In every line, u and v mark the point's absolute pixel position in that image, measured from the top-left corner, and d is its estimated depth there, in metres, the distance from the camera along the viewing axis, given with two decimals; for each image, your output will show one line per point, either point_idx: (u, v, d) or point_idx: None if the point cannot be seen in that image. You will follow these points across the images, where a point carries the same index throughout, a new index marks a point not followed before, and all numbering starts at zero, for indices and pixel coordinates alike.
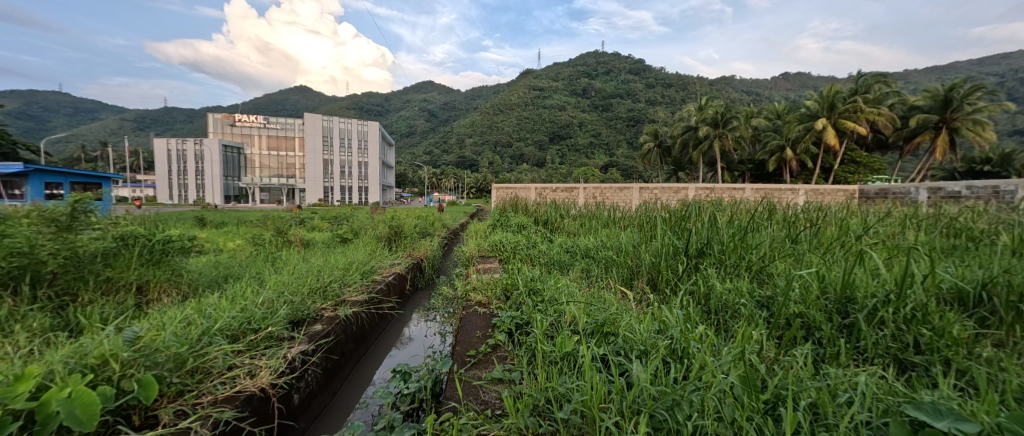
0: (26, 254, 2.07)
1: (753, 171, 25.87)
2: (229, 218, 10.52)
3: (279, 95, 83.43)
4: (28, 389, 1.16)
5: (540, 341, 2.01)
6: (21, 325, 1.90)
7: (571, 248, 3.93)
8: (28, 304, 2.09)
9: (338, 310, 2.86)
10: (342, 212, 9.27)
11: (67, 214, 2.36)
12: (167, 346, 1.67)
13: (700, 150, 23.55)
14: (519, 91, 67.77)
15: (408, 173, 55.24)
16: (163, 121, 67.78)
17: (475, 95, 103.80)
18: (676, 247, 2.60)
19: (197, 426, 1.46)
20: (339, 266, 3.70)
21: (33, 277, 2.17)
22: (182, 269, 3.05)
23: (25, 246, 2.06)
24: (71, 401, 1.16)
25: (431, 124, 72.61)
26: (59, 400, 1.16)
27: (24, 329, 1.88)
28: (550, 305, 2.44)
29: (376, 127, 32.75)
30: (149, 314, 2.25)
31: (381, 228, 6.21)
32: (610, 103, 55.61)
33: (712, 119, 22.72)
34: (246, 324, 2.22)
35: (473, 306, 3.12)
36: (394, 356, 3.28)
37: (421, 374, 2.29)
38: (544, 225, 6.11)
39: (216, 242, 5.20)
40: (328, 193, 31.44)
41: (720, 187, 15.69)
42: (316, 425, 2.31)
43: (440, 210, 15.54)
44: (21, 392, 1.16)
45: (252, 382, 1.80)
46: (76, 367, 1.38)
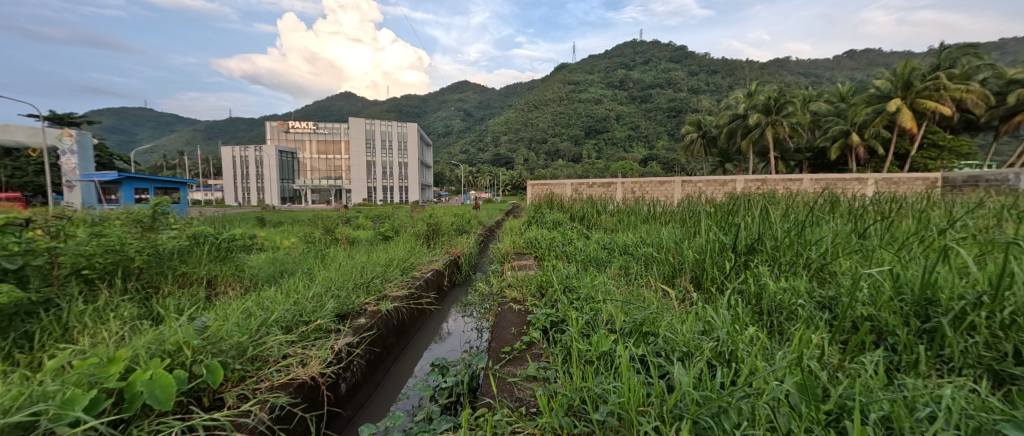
0: (118, 251, 2.36)
1: (811, 161, 23.99)
2: (282, 218, 11.17)
3: (326, 101, 88.53)
4: (117, 370, 1.27)
5: (577, 340, 1.94)
6: (118, 312, 2.12)
7: (608, 244, 3.85)
8: (119, 295, 2.32)
9: (380, 305, 2.96)
10: (384, 211, 9.66)
11: (150, 216, 2.87)
12: (230, 334, 1.82)
13: (750, 139, 22.09)
14: (553, 87, 67.26)
15: (445, 172, 56.13)
16: (224, 130, 73.73)
17: (509, 93, 104.46)
18: (722, 243, 2.44)
19: (255, 409, 1.56)
20: (380, 263, 3.82)
21: (124, 271, 2.42)
22: (242, 264, 3.27)
23: (117, 245, 2.35)
24: (151, 382, 1.27)
25: (466, 123, 73.63)
26: (143, 380, 1.27)
27: (117, 317, 2.09)
28: (586, 303, 2.38)
29: (415, 128, 33.78)
30: (216, 305, 2.44)
31: (419, 226, 6.39)
32: (651, 93, 53.39)
33: (763, 106, 21.31)
34: (298, 316, 2.35)
35: (508, 303, 3.13)
36: (433, 349, 3.34)
37: (459, 368, 2.33)
38: (580, 222, 5.99)
39: (274, 240, 5.62)
40: (371, 193, 32.83)
41: (773, 179, 14.69)
42: (359, 414, 2.38)
43: (475, 207, 15.92)
44: (112, 372, 1.29)
45: (303, 371, 1.89)
46: (155, 352, 1.53)
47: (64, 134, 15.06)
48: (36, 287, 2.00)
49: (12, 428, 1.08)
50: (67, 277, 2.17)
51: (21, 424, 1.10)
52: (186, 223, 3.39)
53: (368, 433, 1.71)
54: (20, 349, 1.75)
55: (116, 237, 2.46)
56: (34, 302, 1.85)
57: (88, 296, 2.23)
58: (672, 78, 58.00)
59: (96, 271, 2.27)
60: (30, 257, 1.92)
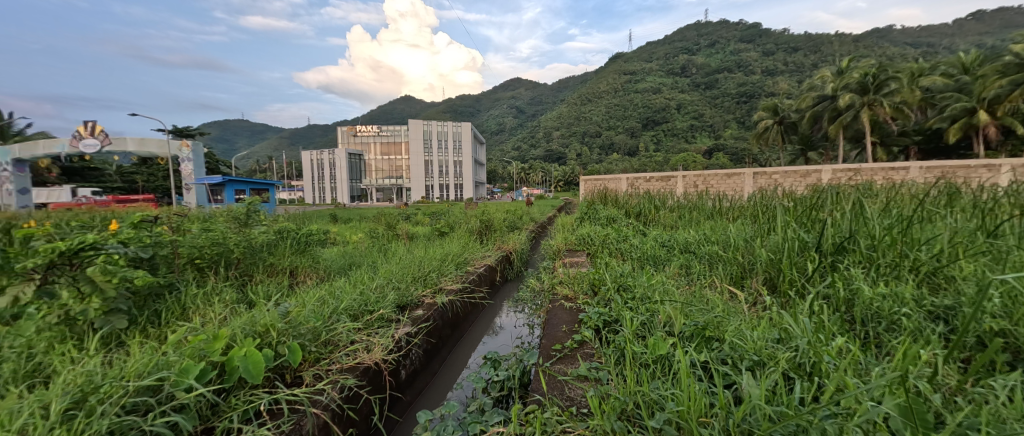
0: (220, 244, 2.71)
1: (921, 145, 20.65)
2: (352, 215, 11.96)
3: (388, 105, 93.95)
4: (220, 345, 1.45)
5: (633, 341, 1.85)
6: (220, 294, 2.43)
7: (667, 242, 3.63)
8: (221, 281, 2.64)
9: (437, 298, 3.06)
10: (441, 208, 10.05)
11: (244, 212, 3.63)
12: (307, 321, 1.99)
13: (839, 124, 19.63)
14: (609, 78, 65.19)
15: (498, 169, 56.82)
16: (301, 136, 81.28)
17: (562, 88, 103.34)
18: (804, 242, 2.17)
19: (326, 389, 1.67)
20: (436, 257, 3.96)
21: (225, 260, 2.77)
22: (316, 257, 3.58)
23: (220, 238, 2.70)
24: (245, 359, 1.44)
25: (519, 120, 74.01)
26: (239, 356, 1.45)
27: (217, 299, 2.37)
28: (642, 303, 2.26)
29: (469, 127, 34.64)
30: (296, 293, 2.68)
31: (473, 222, 6.54)
32: (717, 79, 49.48)
33: (857, 84, 18.78)
34: (363, 306, 2.49)
35: (559, 300, 3.08)
36: (486, 343, 3.38)
37: (511, 363, 2.33)
38: (637, 218, 5.71)
39: (343, 235, 6.09)
40: (429, 191, 34.31)
41: (870, 168, 12.88)
42: (417, 401, 2.48)
43: (530, 204, 15.96)
44: (216, 346, 1.47)
45: (368, 356, 2.00)
46: (248, 331, 1.72)
47: (184, 145, 16.05)
48: (162, 273, 2.36)
49: (144, 389, 1.29)
50: (183, 265, 2.53)
51: (150, 385, 1.30)
52: (272, 220, 3.96)
53: (424, 418, 1.76)
54: (151, 323, 2.06)
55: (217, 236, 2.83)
56: (161, 284, 2.19)
57: (199, 282, 2.59)
58: (743, 60, 53.36)
59: (205, 259, 2.63)
60: (156, 248, 2.28)
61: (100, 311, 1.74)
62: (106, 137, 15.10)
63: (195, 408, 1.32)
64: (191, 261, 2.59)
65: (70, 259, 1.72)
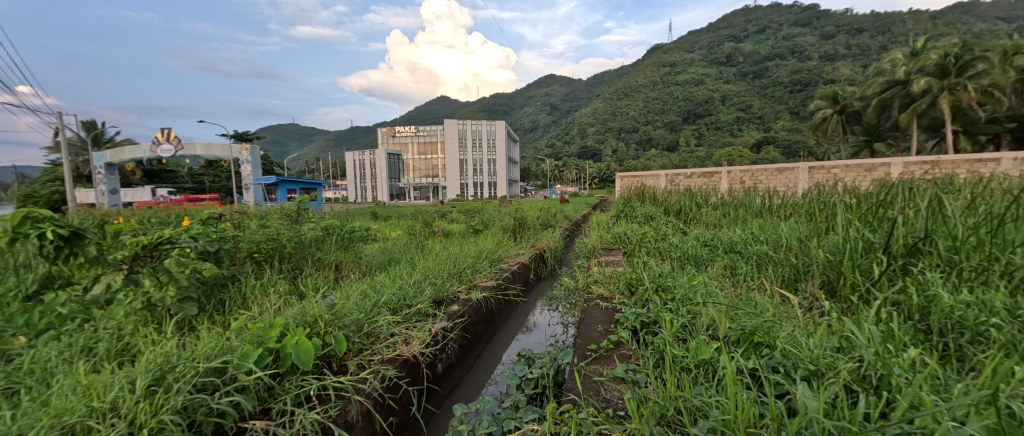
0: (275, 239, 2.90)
1: (1013, 133, 18.23)
2: (392, 213, 12.33)
3: (425, 106, 96.40)
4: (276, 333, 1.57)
5: (673, 345, 1.77)
6: (272, 287, 2.59)
7: (710, 241, 3.45)
8: (274, 274, 2.83)
9: (471, 294, 3.09)
10: (476, 206, 10.17)
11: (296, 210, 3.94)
12: (351, 314, 2.08)
13: (912, 111, 17.74)
14: (648, 71, 63.02)
15: (532, 166, 56.75)
16: (345, 138, 85.28)
17: (597, 83, 101.32)
18: (870, 242, 1.98)
19: (369, 378, 1.76)
20: (471, 254, 4.01)
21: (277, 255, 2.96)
22: (359, 253, 3.73)
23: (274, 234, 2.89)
24: (297, 348, 1.56)
25: (554, 117, 73.37)
26: (291, 344, 1.57)
27: (271, 290, 2.54)
28: (683, 304, 2.16)
29: (503, 125, 34.76)
30: (340, 286, 2.80)
31: (507, 220, 6.56)
32: (766, 67, 46.35)
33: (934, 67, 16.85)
34: (402, 300, 2.56)
35: (594, 299, 3.02)
36: (520, 340, 3.37)
37: (544, 361, 2.31)
38: (677, 217, 5.48)
39: (383, 232, 6.32)
40: (464, 190, 34.88)
41: (947, 160, 11.57)
42: (453, 394, 2.52)
43: (565, 202, 15.81)
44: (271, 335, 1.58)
45: (407, 349, 2.05)
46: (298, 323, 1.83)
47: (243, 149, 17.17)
48: (225, 266, 2.59)
49: (213, 370, 1.45)
50: (242, 258, 2.74)
51: (217, 367, 1.46)
52: (319, 218, 4.21)
53: (460, 412, 1.79)
54: (216, 311, 2.25)
55: (271, 234, 3.05)
56: (225, 275, 2.40)
57: (256, 274, 2.80)
58: (796, 45, 49.64)
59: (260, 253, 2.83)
60: (221, 244, 2.51)
61: (174, 299, 1.94)
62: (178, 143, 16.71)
63: (254, 390, 1.46)
64: (249, 255, 2.81)
65: (151, 252, 1.93)
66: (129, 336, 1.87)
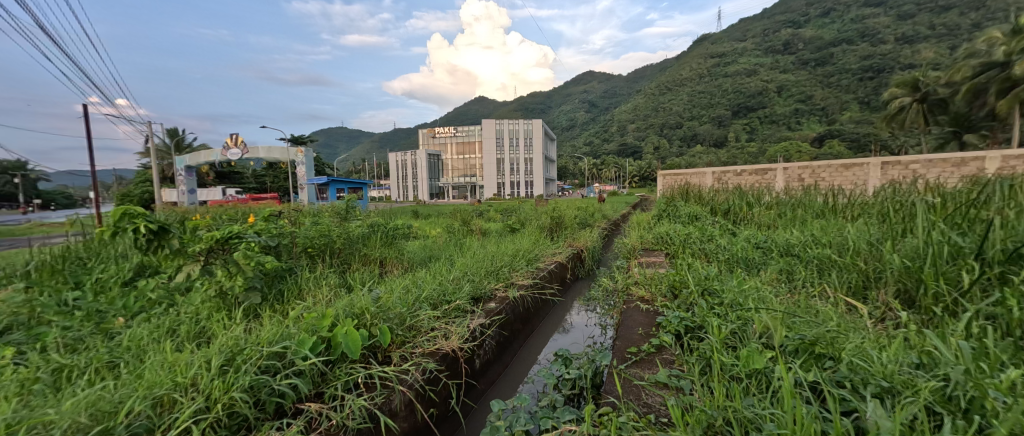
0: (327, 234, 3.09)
1: None
2: (431, 212, 12.59)
3: (464, 107, 98.29)
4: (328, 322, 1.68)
5: (721, 351, 1.67)
6: (323, 279, 2.74)
7: (762, 243, 3.23)
8: (325, 268, 3.01)
9: (508, 292, 3.10)
10: (513, 205, 10.21)
11: (345, 208, 4.20)
12: (395, 307, 2.17)
13: (1009, 99, 15.54)
14: (693, 64, 60.08)
15: (569, 165, 56.19)
16: (389, 140, 88.90)
17: (639, 78, 98.21)
18: (958, 246, 1.75)
19: (411, 369, 1.82)
20: (508, 252, 4.02)
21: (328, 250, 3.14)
22: (401, 249, 3.86)
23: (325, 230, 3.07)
24: (347, 338, 1.68)
25: (592, 114, 72.07)
26: (342, 333, 1.70)
27: (323, 281, 2.71)
28: (731, 309, 2.03)
29: (540, 124, 34.57)
30: (384, 280, 2.92)
31: (544, 219, 6.52)
32: (829, 54, 42.47)
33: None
34: (441, 296, 2.62)
35: (634, 301, 2.92)
36: (556, 340, 3.34)
37: (582, 362, 2.26)
38: (725, 217, 5.17)
39: (423, 229, 6.52)
40: (501, 189, 35.24)
41: None
42: (490, 390, 2.54)
43: (603, 201, 15.48)
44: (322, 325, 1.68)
45: (446, 343, 2.09)
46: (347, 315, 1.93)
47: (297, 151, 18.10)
48: (283, 260, 2.79)
49: (274, 354, 1.61)
50: (297, 253, 2.94)
51: (277, 352, 1.62)
52: (366, 216, 4.42)
53: (497, 408, 1.79)
54: (277, 300, 2.43)
55: (323, 230, 3.25)
56: (283, 268, 2.60)
57: (311, 267, 3.00)
58: (865, 29, 45.10)
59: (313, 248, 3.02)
60: (281, 239, 2.73)
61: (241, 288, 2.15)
62: (244, 147, 18.13)
63: (310, 374, 1.59)
64: (305, 250, 3.02)
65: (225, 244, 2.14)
66: (204, 320, 2.06)
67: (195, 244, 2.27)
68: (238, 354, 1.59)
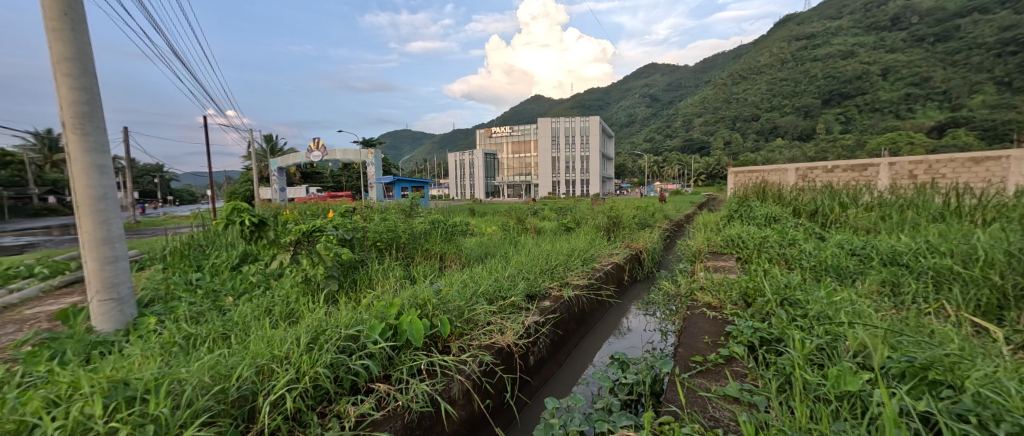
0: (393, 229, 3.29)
1: None
2: (487, 210, 12.76)
3: (521, 106, 98.99)
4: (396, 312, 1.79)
5: (805, 368, 1.50)
6: (390, 271, 2.92)
7: (858, 250, 2.85)
8: (390, 260, 3.20)
9: (563, 291, 3.06)
10: (568, 204, 10.05)
11: (409, 206, 4.45)
12: (454, 301, 2.26)
13: None
14: (772, 50, 54.57)
15: (628, 163, 54.17)
16: (449, 140, 92.37)
17: (708, 68, 91.51)
18: None
19: (468, 360, 1.89)
20: (563, 252, 3.96)
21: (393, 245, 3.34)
22: (459, 245, 3.98)
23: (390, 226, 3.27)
24: (411, 327, 1.78)
25: (654, 109, 68.70)
26: (407, 322, 1.80)
27: (389, 273, 2.89)
28: (816, 322, 1.82)
29: (598, 120, 33.61)
30: (444, 274, 3.04)
31: (600, 218, 6.34)
32: (950, 28, 35.83)
33: None
34: (498, 291, 2.66)
35: (699, 308, 2.74)
36: (612, 343, 3.23)
37: (640, 367, 2.18)
38: (811, 219, 4.66)
39: (480, 226, 6.68)
40: (556, 187, 35.05)
41: None
42: (544, 387, 2.54)
43: (664, 200, 14.73)
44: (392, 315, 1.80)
45: (502, 338, 2.13)
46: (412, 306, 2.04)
47: (370, 153, 19.28)
48: (356, 252, 3.02)
49: (349, 337, 1.75)
50: (368, 246, 3.17)
51: (352, 335, 1.76)
52: (427, 213, 4.63)
53: (551, 406, 1.78)
54: (350, 288, 2.64)
55: (390, 226, 3.47)
56: (357, 259, 2.82)
57: (379, 259, 3.22)
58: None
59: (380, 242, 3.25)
60: (354, 233, 2.96)
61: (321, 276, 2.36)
62: (324, 150, 19.88)
63: (379, 357, 1.72)
64: (374, 243, 3.25)
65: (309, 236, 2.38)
66: (291, 302, 2.31)
67: (286, 235, 2.55)
68: (320, 334, 1.76)
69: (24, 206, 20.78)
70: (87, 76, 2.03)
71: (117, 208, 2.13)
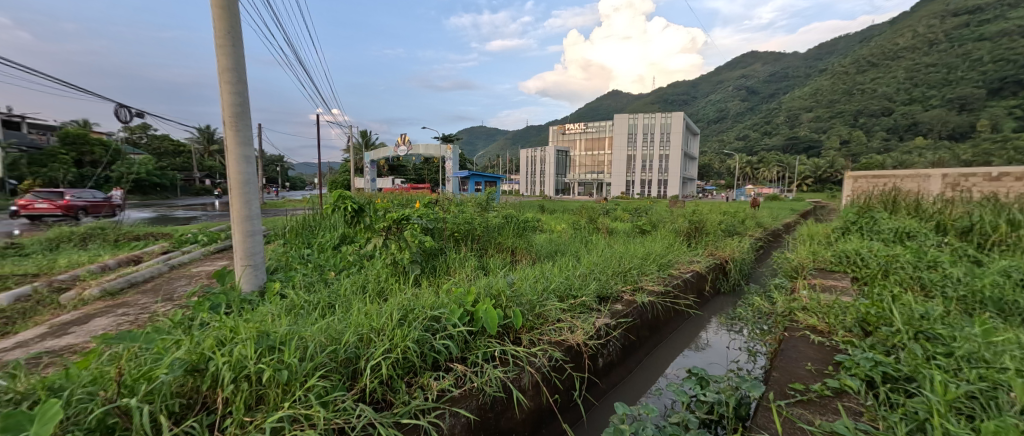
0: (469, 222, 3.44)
1: None
2: (558, 207, 12.74)
3: (598, 102, 96.42)
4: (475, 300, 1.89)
5: (949, 418, 1.25)
6: (466, 261, 3.06)
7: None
8: (465, 251, 3.36)
9: (636, 296, 2.93)
10: (642, 204, 9.58)
11: (485, 201, 4.61)
12: (527, 296, 2.30)
13: None
14: (913, 31, 45.52)
15: (715, 163, 49.76)
16: (523, 137, 93.70)
17: (822, 56, 79.65)
18: None
19: (539, 354, 1.92)
20: (638, 255, 3.79)
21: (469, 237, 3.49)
22: (530, 241, 4.03)
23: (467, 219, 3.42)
24: (486, 314, 1.86)
25: (751, 104, 61.98)
26: (483, 310, 1.88)
27: (465, 263, 3.04)
28: (965, 364, 1.51)
29: (681, 116, 31.26)
30: (516, 268, 3.11)
31: (680, 222, 5.91)
32: None
33: None
34: (568, 290, 2.65)
35: (800, 331, 2.42)
36: (689, 356, 3.01)
37: (722, 386, 2.01)
38: (966, 238, 3.82)
39: (551, 223, 6.68)
40: (629, 187, 33.73)
41: None
42: (613, 391, 2.47)
43: (754, 205, 13.31)
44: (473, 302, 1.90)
45: (572, 336, 2.12)
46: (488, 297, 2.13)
47: (449, 149, 20.16)
48: (437, 240, 3.25)
49: (433, 318, 1.89)
50: (447, 236, 3.37)
51: (436, 317, 1.90)
52: (501, 208, 4.76)
53: (622, 411, 1.73)
54: (431, 274, 2.84)
55: (467, 218, 3.63)
56: (437, 247, 3.02)
57: (456, 248, 3.41)
58: None
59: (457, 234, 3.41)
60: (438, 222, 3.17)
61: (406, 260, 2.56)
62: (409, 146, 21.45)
63: (458, 339, 1.84)
64: (452, 233, 3.44)
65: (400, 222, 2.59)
66: (382, 281, 2.56)
67: (380, 221, 2.82)
68: (409, 312, 1.92)
69: (188, 187, 26.14)
70: (242, 83, 2.45)
71: (257, 191, 2.55)
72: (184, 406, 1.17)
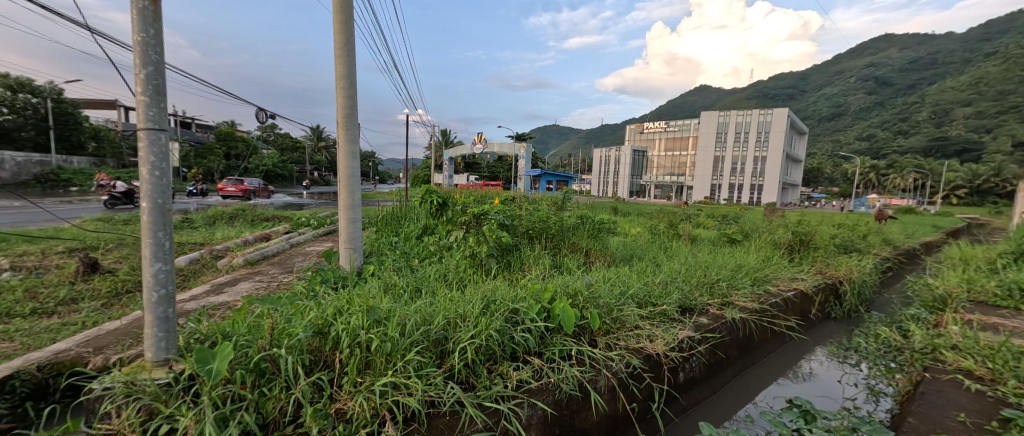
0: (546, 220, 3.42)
1: None
2: (631, 209, 12.07)
3: (685, 99, 89.49)
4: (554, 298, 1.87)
5: None
6: (540, 259, 3.08)
7: None
8: (539, 249, 3.37)
9: (725, 311, 2.66)
10: (729, 211, 8.62)
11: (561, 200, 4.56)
12: (604, 299, 2.24)
13: None
14: None
15: (825, 167, 43.07)
16: (600, 135, 90.73)
17: (988, 37, 64.12)
18: None
19: (616, 359, 1.85)
20: (728, 266, 3.44)
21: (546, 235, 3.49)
22: (606, 243, 3.89)
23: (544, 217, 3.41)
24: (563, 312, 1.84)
25: (880, 98, 52.39)
26: (560, 308, 1.86)
27: (539, 261, 3.06)
28: None
29: (785, 113, 27.37)
30: (590, 270, 3.04)
31: (780, 233, 5.21)
32: None
33: None
34: (648, 297, 2.51)
35: (947, 375, 1.98)
36: (787, 385, 2.65)
37: (834, 422, 1.73)
38: None
39: (626, 227, 6.39)
40: (715, 191, 30.82)
41: None
42: (696, 409, 2.29)
43: (882, 218, 10.98)
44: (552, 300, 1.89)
45: (651, 345, 2.01)
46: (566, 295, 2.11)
47: (522, 147, 20.09)
48: (513, 237, 3.31)
49: (512, 312, 1.93)
50: (523, 233, 3.41)
51: (514, 310, 1.93)
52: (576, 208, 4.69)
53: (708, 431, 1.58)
54: (506, 268, 2.91)
55: (542, 217, 3.64)
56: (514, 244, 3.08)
57: (530, 246, 3.45)
58: None
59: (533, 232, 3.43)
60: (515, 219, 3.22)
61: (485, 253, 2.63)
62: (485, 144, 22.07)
63: (535, 333, 1.85)
64: (527, 231, 3.48)
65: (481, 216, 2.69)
66: (462, 271, 2.68)
67: (461, 216, 2.96)
68: (490, 303, 1.99)
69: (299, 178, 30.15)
70: (354, 88, 2.76)
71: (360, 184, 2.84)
72: (312, 362, 1.36)
